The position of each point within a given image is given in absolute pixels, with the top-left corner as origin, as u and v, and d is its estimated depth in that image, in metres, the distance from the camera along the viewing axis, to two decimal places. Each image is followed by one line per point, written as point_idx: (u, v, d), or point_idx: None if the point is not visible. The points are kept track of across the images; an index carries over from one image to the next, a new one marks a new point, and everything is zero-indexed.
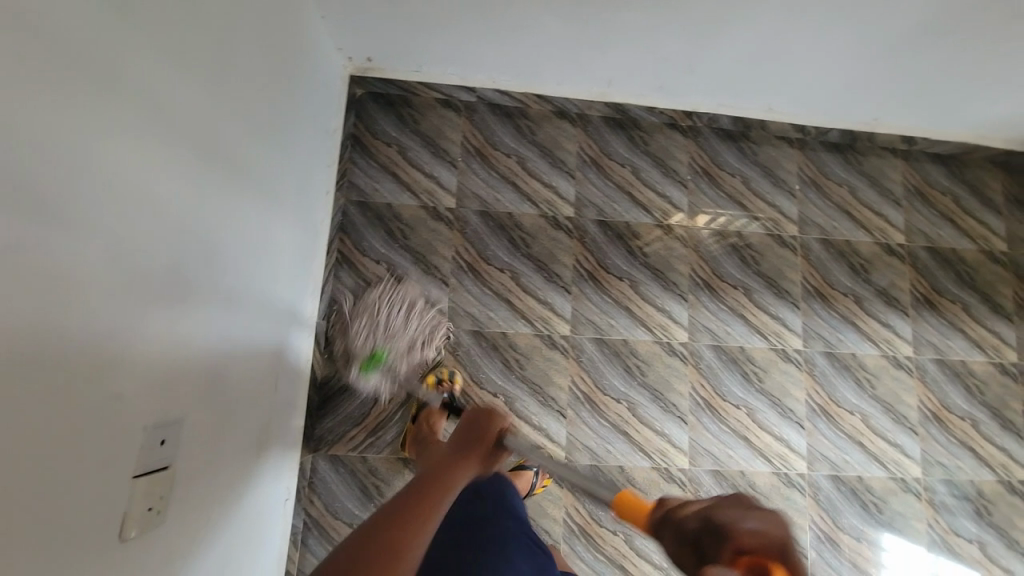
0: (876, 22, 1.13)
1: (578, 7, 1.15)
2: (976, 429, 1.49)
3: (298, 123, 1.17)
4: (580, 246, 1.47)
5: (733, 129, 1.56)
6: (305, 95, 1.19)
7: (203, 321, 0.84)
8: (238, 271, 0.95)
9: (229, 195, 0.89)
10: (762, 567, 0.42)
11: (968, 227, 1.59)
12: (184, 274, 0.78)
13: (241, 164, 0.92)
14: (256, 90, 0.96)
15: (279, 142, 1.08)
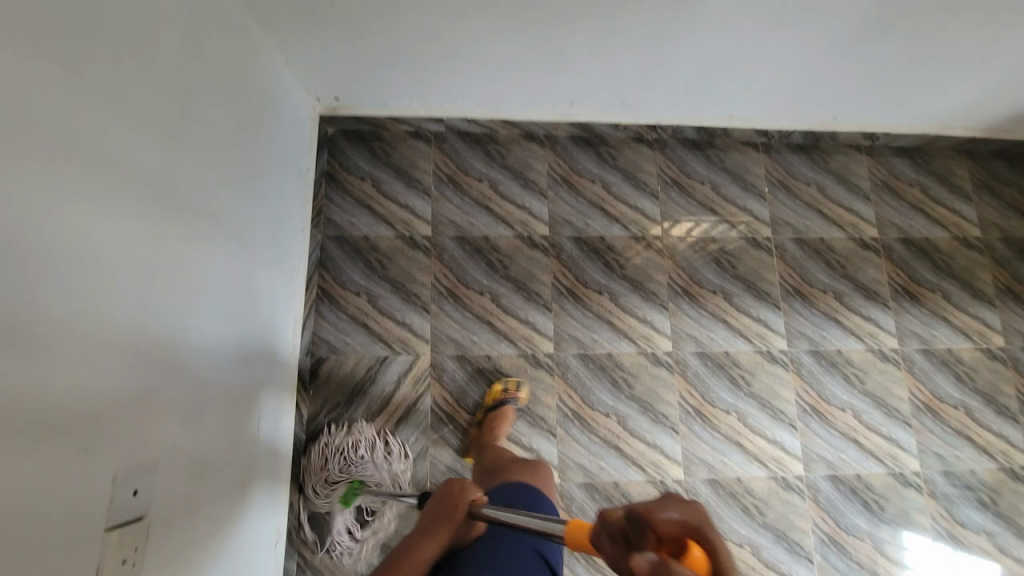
0: (820, 26, 1.17)
1: (529, 33, 1.19)
2: (971, 417, 1.48)
3: (267, 165, 1.20)
4: (557, 264, 1.48)
5: (698, 139, 1.59)
6: (272, 137, 1.22)
7: (175, 367, 0.84)
8: (209, 316, 0.96)
9: (197, 240, 0.91)
10: (682, 548, 0.47)
11: (939, 216, 1.61)
12: (153, 321, 0.79)
13: (207, 209, 0.95)
14: (220, 136, 0.99)
15: (247, 185, 1.11)
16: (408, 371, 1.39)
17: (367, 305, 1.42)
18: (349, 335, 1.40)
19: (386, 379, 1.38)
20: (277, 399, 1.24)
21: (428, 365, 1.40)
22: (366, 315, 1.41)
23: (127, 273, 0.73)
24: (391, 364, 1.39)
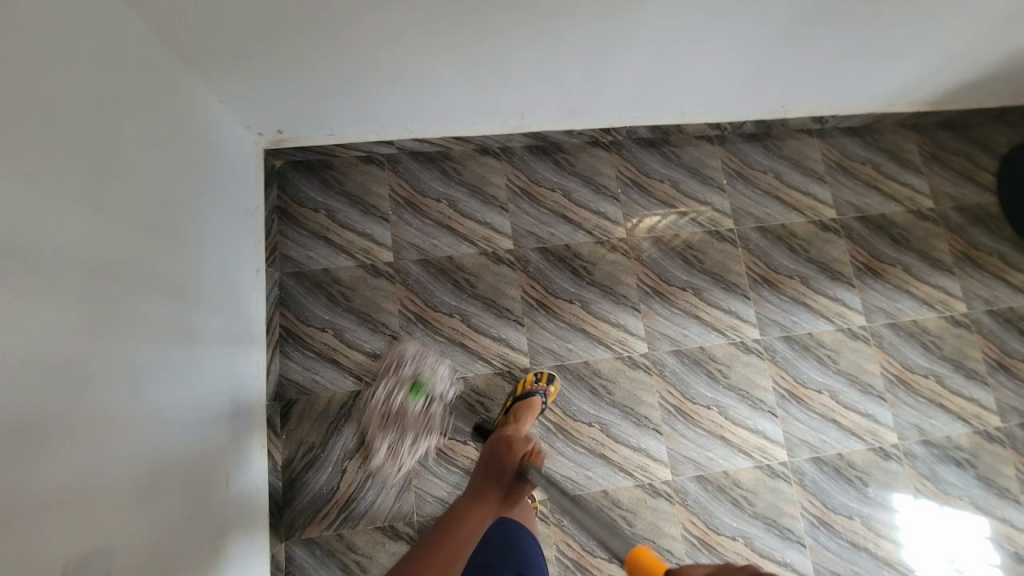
0: (757, 22, 1.19)
1: (469, 50, 1.17)
2: (942, 384, 1.51)
3: (208, 210, 1.16)
4: (524, 277, 1.47)
5: (653, 137, 1.60)
6: (211, 181, 1.18)
7: (119, 438, 0.79)
8: (154, 377, 0.91)
9: (132, 302, 0.87)
10: None
11: (893, 191, 1.65)
12: (90, 395, 0.74)
13: (141, 267, 0.90)
14: (150, 189, 0.95)
15: (186, 234, 1.06)
16: (384, 404, 1.36)
17: (335, 340, 1.38)
18: (319, 372, 1.36)
19: (361, 413, 1.35)
20: (245, 449, 1.20)
21: None
22: (334, 350, 1.37)
23: (53, 351, 0.68)
24: (365, 398, 1.36)
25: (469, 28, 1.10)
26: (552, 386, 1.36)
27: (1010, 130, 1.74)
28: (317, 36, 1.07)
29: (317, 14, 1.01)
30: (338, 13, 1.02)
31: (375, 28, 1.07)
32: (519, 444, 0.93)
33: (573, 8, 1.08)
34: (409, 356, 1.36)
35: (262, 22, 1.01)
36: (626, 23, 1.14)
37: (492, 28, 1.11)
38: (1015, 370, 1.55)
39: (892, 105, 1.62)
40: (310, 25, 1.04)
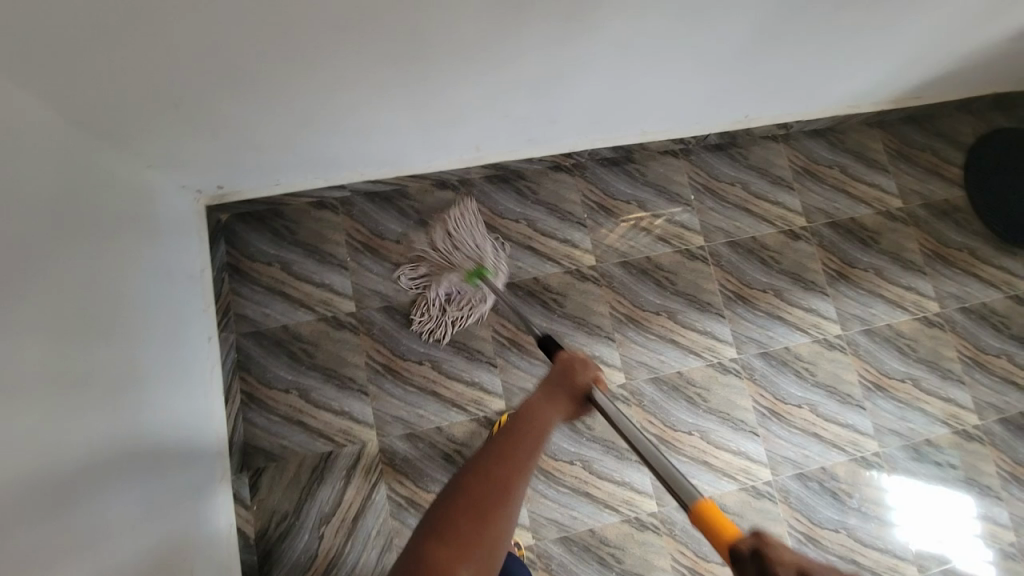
0: (712, 41, 1.15)
1: (416, 89, 1.10)
2: (919, 388, 1.52)
3: (140, 288, 1.07)
4: (493, 315, 1.42)
5: (616, 156, 1.54)
6: (148, 253, 1.11)
7: (72, 556, 0.75)
8: (106, 477, 0.86)
9: (58, 411, 0.79)
10: None
11: (861, 194, 1.62)
12: (29, 527, 0.68)
13: (65, 372, 0.82)
14: (69, 282, 0.86)
15: (125, 314, 1.00)
16: (357, 464, 1.31)
17: (300, 401, 1.32)
18: (286, 436, 1.30)
19: (334, 476, 1.29)
20: (206, 534, 1.12)
21: (377, 451, 1.32)
22: (301, 411, 1.31)
23: None
24: (337, 459, 1.30)
25: (413, 66, 1.03)
26: None
27: (975, 119, 1.72)
28: (247, 88, 0.99)
29: (245, 65, 0.93)
30: (268, 63, 0.94)
31: (310, 75, 0.99)
32: (590, 363, 0.85)
33: (522, 37, 1.01)
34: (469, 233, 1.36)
35: (182, 80, 0.92)
36: (575, 52, 1.09)
37: (438, 64, 1.04)
38: (989, 366, 1.56)
39: (856, 106, 1.59)
40: (236, 78, 0.96)
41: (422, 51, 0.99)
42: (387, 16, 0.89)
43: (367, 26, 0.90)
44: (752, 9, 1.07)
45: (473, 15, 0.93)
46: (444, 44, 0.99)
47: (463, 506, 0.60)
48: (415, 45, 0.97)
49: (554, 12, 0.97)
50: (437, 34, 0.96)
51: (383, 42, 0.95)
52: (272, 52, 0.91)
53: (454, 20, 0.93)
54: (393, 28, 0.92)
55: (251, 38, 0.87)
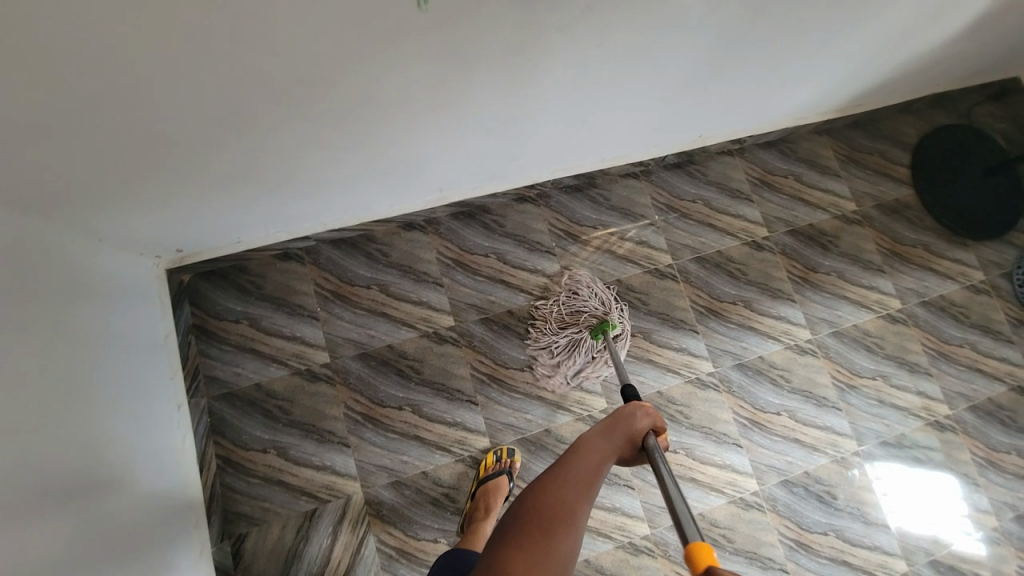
0: (657, 76, 1.18)
1: (373, 139, 1.10)
2: (889, 384, 1.56)
3: (101, 362, 1.03)
4: (470, 352, 1.41)
5: (578, 183, 1.56)
6: (108, 328, 1.08)
7: None
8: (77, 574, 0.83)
9: (15, 503, 0.75)
10: None
11: (817, 200, 1.68)
12: None
13: (19, 461, 0.78)
14: (18, 361, 0.83)
15: (87, 395, 0.98)
16: (343, 519, 1.27)
17: (279, 459, 1.28)
18: (266, 498, 1.26)
19: (321, 534, 1.26)
20: None
21: (363, 504, 1.28)
22: (280, 470, 1.27)
23: None
24: (322, 517, 1.26)
25: (368, 118, 1.04)
26: (518, 463, 1.32)
27: (918, 119, 1.79)
28: (199, 151, 0.98)
29: (194, 129, 0.92)
30: (217, 125, 0.93)
31: (263, 133, 0.99)
32: (650, 412, 0.90)
33: (473, 84, 1.03)
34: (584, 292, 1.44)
35: (130, 147, 0.91)
36: (524, 94, 1.11)
37: (393, 114, 1.05)
38: (953, 356, 1.61)
39: (803, 118, 1.64)
40: (185, 142, 0.95)
41: (374, 102, 1.00)
42: (333, 72, 0.90)
43: (313, 83, 0.91)
44: (694, 44, 1.10)
45: (421, 67, 0.94)
46: (395, 95, 0.99)
47: (528, 521, 0.68)
48: (366, 97, 0.98)
49: (501, 59, 0.98)
50: (386, 86, 0.96)
51: (332, 96, 0.95)
52: (220, 113, 0.91)
53: (402, 72, 0.94)
54: (340, 82, 0.92)
55: (196, 100, 0.86)
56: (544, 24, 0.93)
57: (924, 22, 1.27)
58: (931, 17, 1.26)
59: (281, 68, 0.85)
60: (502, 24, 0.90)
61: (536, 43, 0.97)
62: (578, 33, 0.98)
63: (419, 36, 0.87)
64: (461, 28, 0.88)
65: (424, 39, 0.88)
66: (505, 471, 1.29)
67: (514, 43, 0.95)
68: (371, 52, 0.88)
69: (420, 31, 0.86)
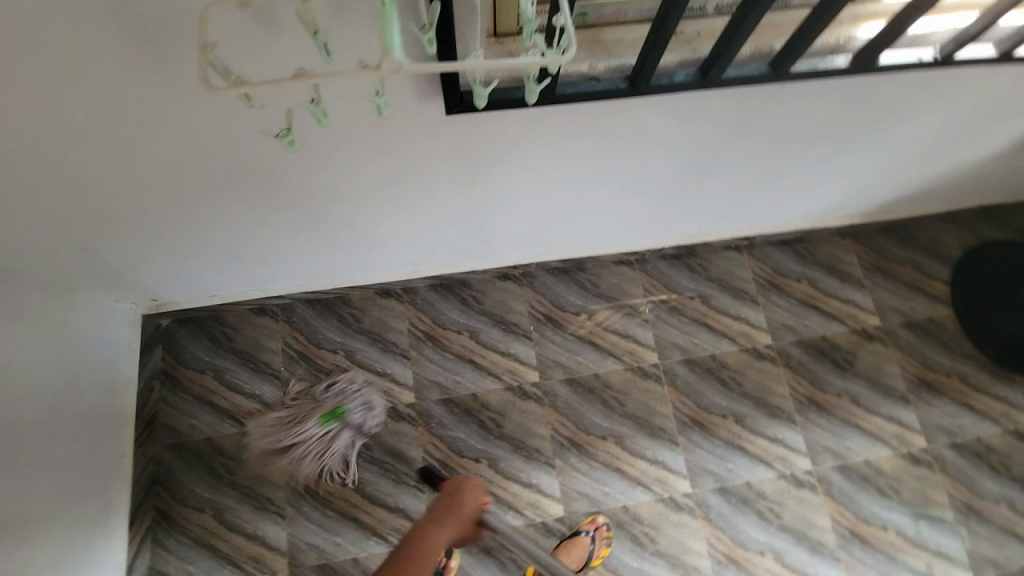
0: (636, 187, 1.08)
1: (329, 222, 1.09)
2: (903, 538, 1.34)
3: (62, 410, 1.07)
4: (425, 434, 1.34)
5: (567, 266, 1.48)
6: (73, 375, 1.11)
7: None
8: None
9: None
10: None
11: (834, 309, 1.51)
12: None
13: None
14: None
15: (35, 447, 0.99)
16: None
17: (214, 521, 1.25)
18: (193, 562, 1.22)
19: None
20: None
21: None
22: (213, 533, 1.24)
23: None
24: None
25: (320, 204, 1.02)
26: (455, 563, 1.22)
27: (963, 230, 1.59)
28: (162, 218, 1.00)
29: (157, 206, 0.96)
30: (175, 201, 0.96)
31: (221, 212, 1.01)
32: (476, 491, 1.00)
33: (426, 181, 0.99)
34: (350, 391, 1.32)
35: (97, 213, 0.95)
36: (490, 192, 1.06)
37: (345, 203, 1.03)
38: (986, 514, 1.37)
39: (823, 218, 1.50)
40: (152, 211, 0.98)
41: (322, 192, 0.99)
42: (272, 163, 0.90)
43: (268, 170, 0.92)
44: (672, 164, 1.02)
45: (362, 164, 0.92)
46: (344, 185, 0.97)
47: None
48: (312, 186, 0.97)
49: (447, 161, 0.93)
50: (331, 178, 0.95)
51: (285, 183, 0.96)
52: (178, 193, 0.94)
53: (343, 165, 0.92)
54: (283, 173, 0.93)
55: (153, 182, 0.90)
56: (484, 136, 0.87)
57: (955, 138, 1.13)
58: (960, 136, 1.12)
59: (225, 157, 0.87)
60: (443, 134, 0.86)
61: (484, 150, 0.90)
62: (528, 144, 0.90)
63: (353, 139, 0.85)
64: (402, 137, 0.86)
65: (359, 141, 0.86)
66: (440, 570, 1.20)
67: (460, 149, 0.90)
68: (308, 149, 0.87)
69: (352, 135, 0.85)
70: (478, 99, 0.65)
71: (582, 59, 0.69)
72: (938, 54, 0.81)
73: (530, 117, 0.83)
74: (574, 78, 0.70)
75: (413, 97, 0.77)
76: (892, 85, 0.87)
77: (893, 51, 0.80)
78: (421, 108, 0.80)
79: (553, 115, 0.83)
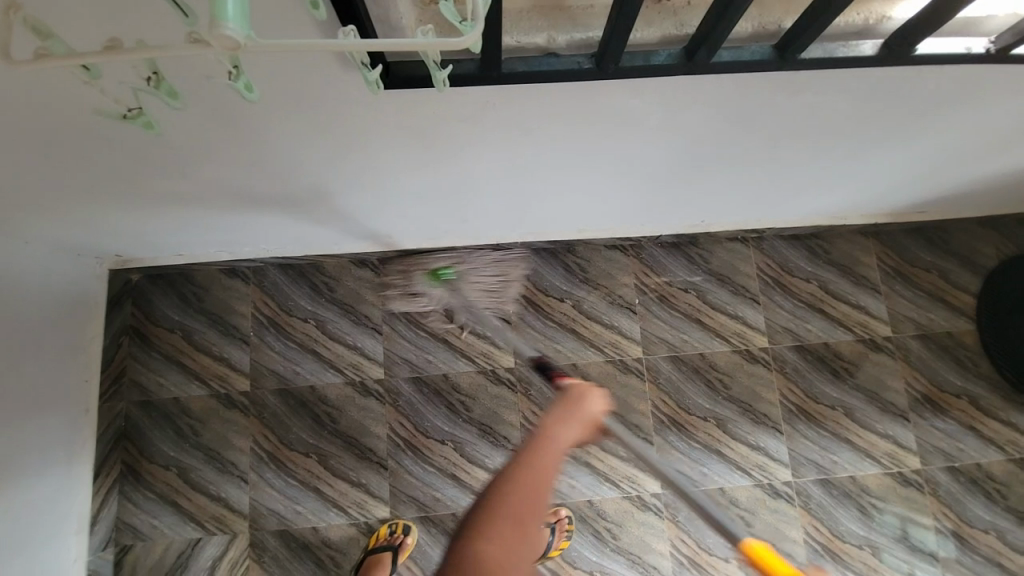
0: (623, 173, 0.96)
1: (272, 198, 0.98)
2: (879, 559, 1.28)
3: (27, 372, 1.06)
4: (392, 412, 1.31)
5: (554, 247, 1.38)
6: (41, 336, 1.09)
7: None
8: None
9: None
10: None
11: (842, 316, 1.39)
12: None
13: None
14: None
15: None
16: (223, 556, 1.24)
17: (178, 479, 1.27)
18: (158, 516, 1.25)
19: (199, 565, 1.24)
20: None
21: (246, 546, 1.25)
22: (177, 491, 1.26)
23: None
24: (204, 549, 1.24)
25: (254, 181, 0.91)
26: (411, 539, 1.22)
27: (1004, 238, 1.42)
28: None
29: (64, 182, 0.86)
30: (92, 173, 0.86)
31: None
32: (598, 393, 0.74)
33: (373, 161, 0.86)
34: (472, 253, 1.28)
35: None
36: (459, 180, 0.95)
37: (287, 180, 0.91)
38: (972, 543, 1.30)
39: (843, 217, 1.35)
40: None
41: (258, 169, 0.87)
42: (130, 136, 0.76)
43: None
44: (666, 155, 0.90)
45: (275, 136, 0.77)
46: (273, 161, 0.84)
47: None
48: (229, 161, 0.84)
49: (399, 140, 0.80)
50: (242, 152, 0.81)
51: None
52: None
53: (256, 141, 0.78)
54: (177, 149, 0.79)
55: None
56: (425, 115, 0.73)
57: (1011, 140, 0.97)
58: (1014, 139, 0.96)
59: None
60: (378, 109, 0.71)
61: (436, 131, 0.77)
62: (489, 125, 0.77)
63: (245, 112, 0.71)
64: (312, 110, 0.71)
65: (276, 118, 0.73)
66: (395, 545, 1.19)
67: (408, 127, 0.76)
68: (187, 123, 0.73)
69: (244, 109, 0.70)
70: (371, 84, 0.58)
71: (540, 29, 0.59)
72: (992, 45, 0.65)
73: (483, 104, 0.71)
74: (529, 53, 0.60)
75: (337, 67, 0.63)
76: (935, 76, 0.72)
77: (937, 36, 0.65)
78: (337, 78, 0.65)
79: (513, 95, 0.69)
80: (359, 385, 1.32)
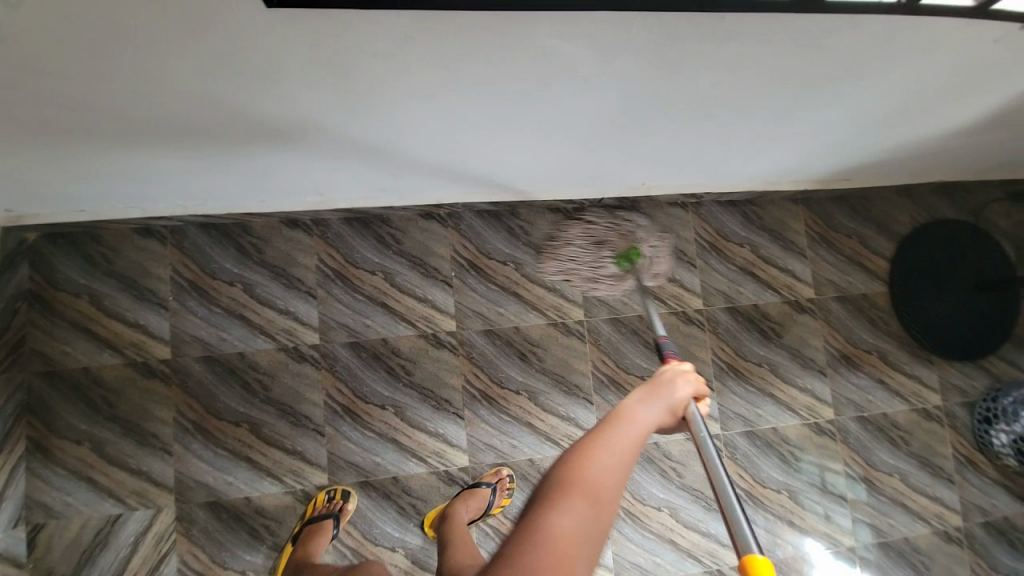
0: (560, 126, 0.94)
1: (179, 143, 0.89)
2: (795, 501, 1.39)
3: None
4: (328, 377, 1.27)
5: (497, 209, 1.36)
6: None
7: None
8: None
9: None
10: None
11: (771, 278, 1.45)
12: None
13: None
14: None
15: None
16: (147, 531, 1.18)
17: (91, 454, 1.18)
18: (70, 493, 1.16)
19: (120, 542, 1.17)
20: None
21: (173, 519, 1.19)
22: (91, 466, 1.18)
23: None
24: (125, 524, 1.17)
25: (152, 120, 0.81)
26: (349, 505, 1.18)
27: (916, 206, 1.53)
28: None
29: None
30: None
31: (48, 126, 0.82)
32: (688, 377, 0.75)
33: (289, 102, 0.79)
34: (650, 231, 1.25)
35: None
36: (388, 129, 0.90)
37: (192, 121, 0.82)
38: (876, 483, 1.43)
39: (775, 183, 1.39)
40: None
41: (152, 105, 0.77)
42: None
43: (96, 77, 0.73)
44: (601, 108, 0.89)
45: (162, 64, 0.67)
46: (167, 97, 0.75)
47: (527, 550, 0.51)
48: (121, 100, 0.75)
49: (316, 78, 0.74)
50: (126, 83, 0.70)
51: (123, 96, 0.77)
52: None
53: (138, 69, 0.68)
54: (47, 79, 0.68)
55: None
56: (339, 48, 0.67)
57: (918, 107, 1.03)
58: (923, 104, 1.02)
59: None
60: (284, 38, 0.65)
61: (354, 68, 0.72)
62: (411, 64, 0.72)
63: (120, 30, 0.60)
64: (203, 30, 0.62)
65: (170, 49, 0.65)
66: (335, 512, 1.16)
67: (323, 62, 0.70)
68: (46, 42, 0.61)
69: (113, 27, 0.60)
70: None
71: None
72: None
73: (403, 37, 0.66)
74: None
75: None
76: (847, 31, 0.74)
77: None
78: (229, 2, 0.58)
79: (433, 26, 0.64)
80: (293, 351, 1.26)
